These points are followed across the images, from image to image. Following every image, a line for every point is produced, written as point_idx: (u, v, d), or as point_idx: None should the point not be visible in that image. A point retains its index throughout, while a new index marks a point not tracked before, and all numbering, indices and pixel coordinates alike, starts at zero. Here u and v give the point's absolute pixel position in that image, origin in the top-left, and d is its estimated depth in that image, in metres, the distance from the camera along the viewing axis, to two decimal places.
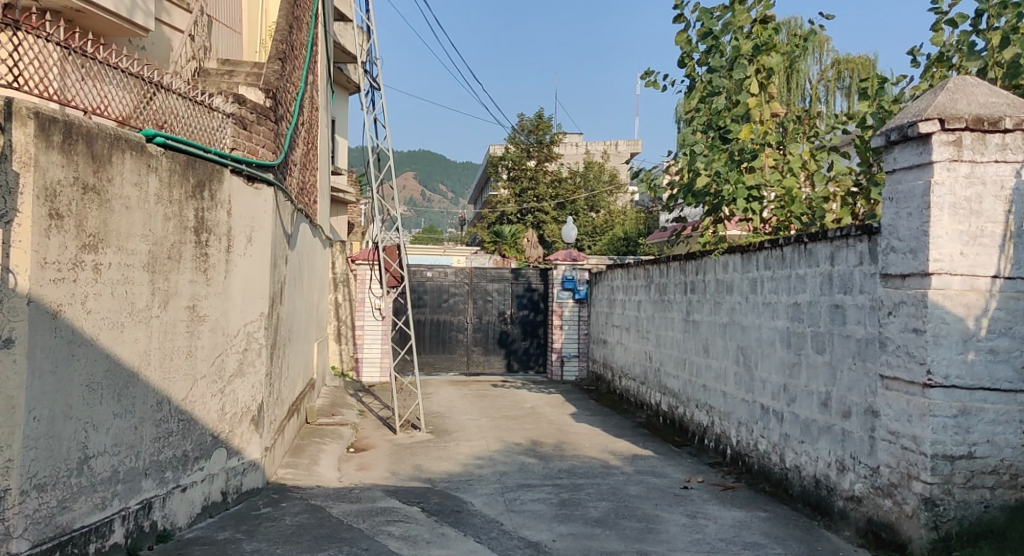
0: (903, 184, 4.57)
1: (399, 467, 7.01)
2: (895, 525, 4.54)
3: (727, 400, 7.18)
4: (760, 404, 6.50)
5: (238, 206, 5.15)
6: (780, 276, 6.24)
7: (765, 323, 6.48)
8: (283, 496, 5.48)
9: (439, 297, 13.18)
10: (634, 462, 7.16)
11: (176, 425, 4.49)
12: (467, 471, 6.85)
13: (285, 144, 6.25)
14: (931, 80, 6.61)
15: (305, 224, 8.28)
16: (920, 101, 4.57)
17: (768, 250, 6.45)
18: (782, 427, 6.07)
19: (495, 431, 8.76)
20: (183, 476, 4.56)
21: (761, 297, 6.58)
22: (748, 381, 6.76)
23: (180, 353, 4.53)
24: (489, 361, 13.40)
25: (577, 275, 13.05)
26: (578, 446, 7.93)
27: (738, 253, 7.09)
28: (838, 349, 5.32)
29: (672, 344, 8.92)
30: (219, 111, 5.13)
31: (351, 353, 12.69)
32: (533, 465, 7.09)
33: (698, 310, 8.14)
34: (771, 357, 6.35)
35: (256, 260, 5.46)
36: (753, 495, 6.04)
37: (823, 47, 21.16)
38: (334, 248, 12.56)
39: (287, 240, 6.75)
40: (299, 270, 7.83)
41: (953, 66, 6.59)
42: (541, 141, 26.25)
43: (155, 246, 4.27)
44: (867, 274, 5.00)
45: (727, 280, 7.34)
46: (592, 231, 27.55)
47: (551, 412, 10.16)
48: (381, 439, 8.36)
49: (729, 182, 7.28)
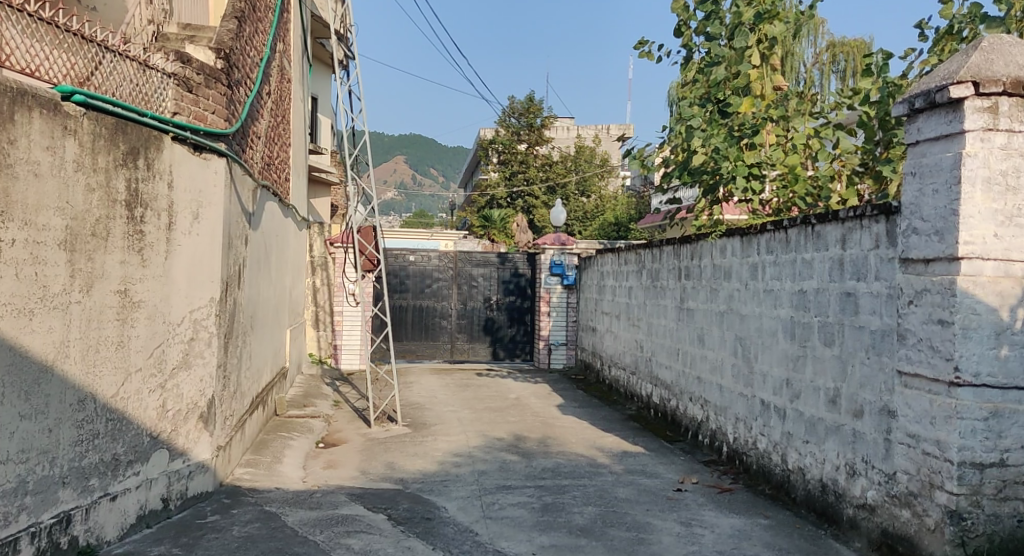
0: (928, 157, 4.07)
1: (369, 466, 6.49)
2: (915, 539, 4.07)
3: (724, 394, 6.69)
4: (760, 400, 6.01)
5: (182, 179, 4.58)
6: (784, 262, 5.72)
7: (767, 312, 5.98)
8: (236, 501, 4.95)
9: (422, 282, 12.63)
10: (623, 461, 6.67)
11: (104, 426, 3.95)
12: (443, 470, 6.34)
13: (242, 111, 5.65)
14: (940, 54, 6.09)
15: (272, 202, 7.68)
16: (950, 63, 4.04)
17: (771, 233, 5.94)
18: (784, 424, 5.59)
19: (476, 424, 8.25)
20: (112, 484, 4.02)
21: (763, 284, 6.06)
22: (747, 374, 6.26)
23: (108, 344, 3.98)
24: (474, 349, 12.88)
25: (566, 260, 12.51)
26: (565, 441, 7.43)
27: (738, 236, 6.57)
28: (849, 340, 4.82)
29: (664, 333, 8.42)
30: (158, 70, 4.51)
31: (330, 339, 12.16)
32: (515, 463, 6.58)
33: (693, 297, 7.63)
34: (773, 350, 5.85)
35: (205, 240, 4.89)
36: (752, 498, 5.56)
37: (818, 30, 20.68)
38: (313, 230, 12.05)
39: (247, 218, 6.18)
40: (264, 251, 7.26)
41: (964, 39, 6.06)
42: (532, 125, 25.68)
43: (74, 221, 3.72)
44: (884, 258, 4.50)
45: (725, 265, 6.82)
46: (582, 216, 26.70)
47: (537, 404, 9.66)
48: (354, 434, 7.84)
49: (728, 160, 6.76)
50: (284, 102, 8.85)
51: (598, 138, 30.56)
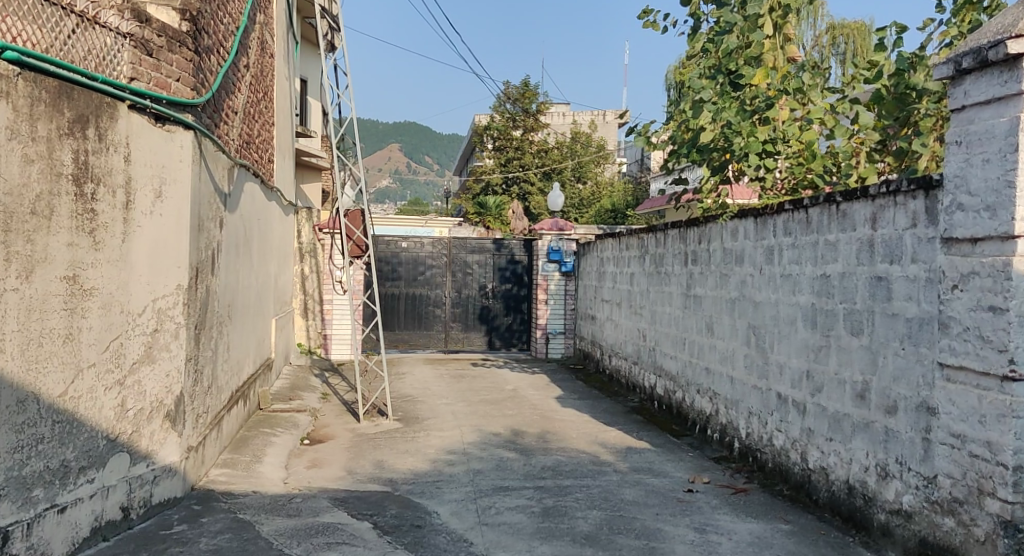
0: (977, 124, 3.63)
1: (357, 465, 6.05)
2: (960, 550, 3.66)
3: (735, 387, 6.27)
4: (776, 394, 5.58)
5: (141, 152, 4.11)
6: (804, 244, 5.28)
7: (784, 299, 5.54)
8: (207, 508, 4.51)
9: (415, 269, 12.16)
10: (629, 458, 6.24)
11: (49, 430, 3.51)
12: (436, 469, 5.91)
13: (215, 82, 5.17)
14: (961, 25, 5.64)
15: (252, 183, 7.19)
16: (1003, 18, 3.61)
17: (789, 213, 5.50)
18: (804, 421, 5.16)
19: (471, 418, 7.82)
20: (60, 494, 3.57)
21: (780, 269, 5.62)
22: (762, 366, 5.83)
23: (54, 336, 3.53)
24: (469, 339, 12.44)
25: (564, 246, 12.05)
26: (565, 437, 7.00)
27: (751, 218, 6.12)
28: (880, 330, 4.39)
29: (669, 322, 7.99)
30: (111, 29, 4.03)
31: (320, 329, 11.67)
32: (513, 461, 6.14)
33: (701, 284, 7.19)
34: (791, 340, 5.41)
35: (170, 221, 4.42)
36: (770, 500, 5.14)
37: (818, 12, 20.24)
38: (300, 215, 11.54)
39: (222, 199, 5.73)
40: (243, 234, 6.77)
41: (987, 7, 5.61)
42: (528, 110, 25.12)
43: (7, 197, 3.27)
44: (922, 238, 4.07)
45: (737, 249, 6.38)
46: (579, 203, 26.17)
47: (535, 395, 9.25)
48: (342, 429, 7.40)
49: (740, 135, 6.31)
50: (267, 78, 8.36)
51: (594, 124, 30.08)
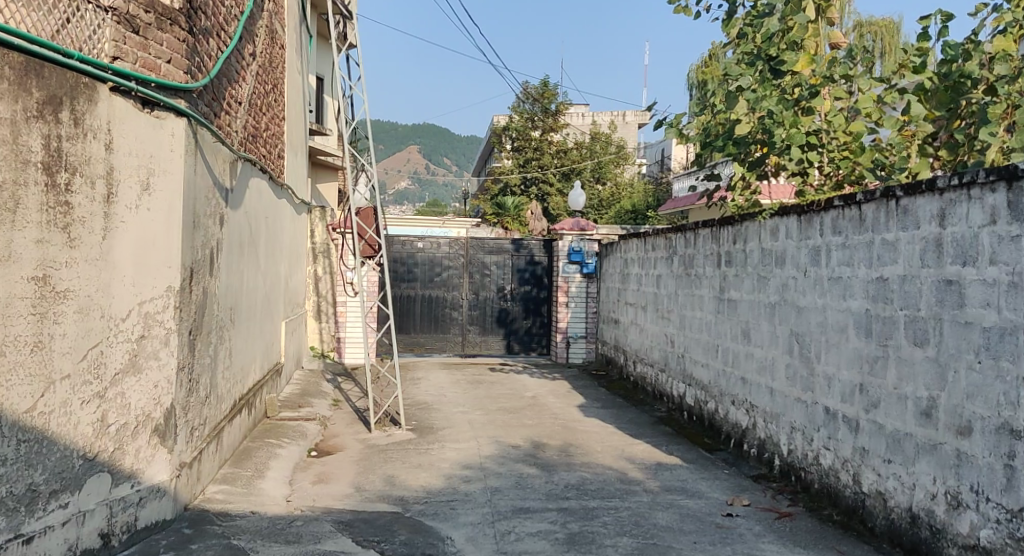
0: None
1: (366, 481, 5.63)
2: None
3: (776, 399, 5.79)
4: (823, 408, 5.11)
5: (125, 140, 3.71)
6: (857, 244, 4.79)
7: (832, 304, 5.05)
8: (200, 532, 4.11)
9: (431, 270, 11.75)
10: (659, 476, 5.78)
11: (14, 451, 3.14)
12: (451, 486, 5.48)
13: (213, 69, 4.77)
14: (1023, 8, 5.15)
15: (259, 177, 6.78)
16: None
17: (838, 210, 5.01)
18: (857, 439, 4.68)
19: (489, 428, 7.39)
20: (26, 523, 3.21)
21: (828, 271, 5.13)
22: (807, 377, 5.34)
23: (20, 345, 3.16)
24: (486, 342, 12.01)
25: (585, 247, 11.57)
26: (589, 450, 6.55)
27: (794, 216, 5.63)
28: (950, 340, 3.91)
29: (700, 327, 7.50)
30: (92, 2, 3.64)
31: (333, 332, 11.28)
32: (534, 478, 5.69)
33: (736, 287, 6.71)
34: (841, 350, 4.92)
35: (160, 217, 4.02)
36: (819, 527, 4.65)
37: (847, 9, 19.67)
38: (313, 214, 11.18)
39: (223, 194, 5.34)
40: (248, 232, 6.37)
41: None
42: (546, 110, 24.74)
43: None
44: (1004, 237, 3.57)
45: (778, 249, 5.89)
46: (598, 203, 25.65)
47: (556, 403, 8.80)
48: (352, 440, 6.98)
49: (781, 126, 5.81)
50: (277, 68, 7.96)
51: (613, 124, 29.61)
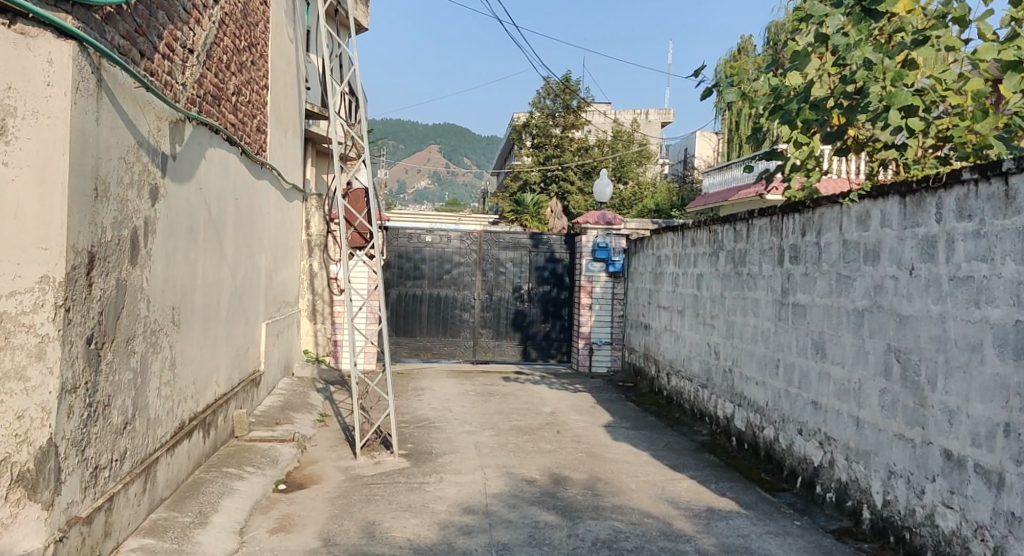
0: None
1: (339, 530, 4.41)
2: None
3: (865, 433, 4.51)
4: (940, 451, 3.83)
5: None
6: (1002, 232, 3.49)
7: (956, 313, 3.76)
8: None
9: (440, 267, 10.53)
10: (713, 530, 4.52)
11: None
12: (447, 539, 4.26)
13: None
14: None
15: (222, 147, 5.57)
16: None
17: (968, 187, 3.73)
18: (999, 499, 3.41)
19: (499, 455, 6.13)
20: None
21: (951, 269, 3.82)
22: (915, 409, 4.05)
23: None
24: (501, 348, 10.78)
25: (612, 243, 10.30)
26: (620, 488, 5.30)
27: (896, 198, 4.33)
28: None
29: (754, 337, 6.22)
30: None
31: (329, 334, 10.10)
32: (553, 530, 4.44)
33: (806, 288, 5.41)
34: (972, 376, 3.63)
35: (24, 179, 2.85)
36: None
37: None
38: (309, 203, 10.02)
39: (159, 160, 4.17)
40: (203, 212, 5.17)
41: None
42: (568, 107, 23.50)
43: None
44: None
45: (869, 241, 4.59)
46: (621, 203, 24.25)
47: (579, 422, 7.54)
48: (333, 468, 5.76)
49: (878, 82, 4.49)
50: (255, 24, 6.76)
51: (636, 123, 28.34)
